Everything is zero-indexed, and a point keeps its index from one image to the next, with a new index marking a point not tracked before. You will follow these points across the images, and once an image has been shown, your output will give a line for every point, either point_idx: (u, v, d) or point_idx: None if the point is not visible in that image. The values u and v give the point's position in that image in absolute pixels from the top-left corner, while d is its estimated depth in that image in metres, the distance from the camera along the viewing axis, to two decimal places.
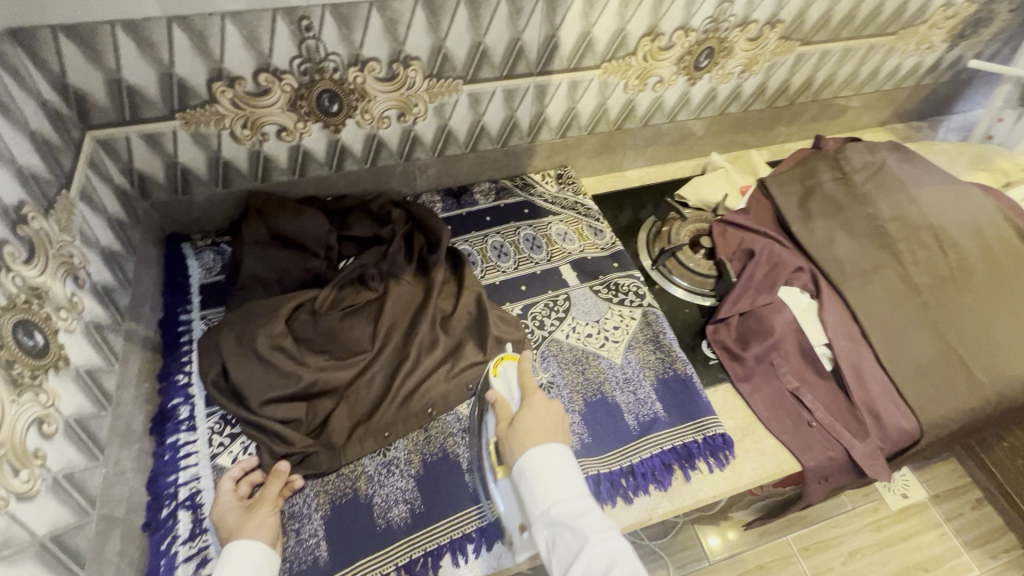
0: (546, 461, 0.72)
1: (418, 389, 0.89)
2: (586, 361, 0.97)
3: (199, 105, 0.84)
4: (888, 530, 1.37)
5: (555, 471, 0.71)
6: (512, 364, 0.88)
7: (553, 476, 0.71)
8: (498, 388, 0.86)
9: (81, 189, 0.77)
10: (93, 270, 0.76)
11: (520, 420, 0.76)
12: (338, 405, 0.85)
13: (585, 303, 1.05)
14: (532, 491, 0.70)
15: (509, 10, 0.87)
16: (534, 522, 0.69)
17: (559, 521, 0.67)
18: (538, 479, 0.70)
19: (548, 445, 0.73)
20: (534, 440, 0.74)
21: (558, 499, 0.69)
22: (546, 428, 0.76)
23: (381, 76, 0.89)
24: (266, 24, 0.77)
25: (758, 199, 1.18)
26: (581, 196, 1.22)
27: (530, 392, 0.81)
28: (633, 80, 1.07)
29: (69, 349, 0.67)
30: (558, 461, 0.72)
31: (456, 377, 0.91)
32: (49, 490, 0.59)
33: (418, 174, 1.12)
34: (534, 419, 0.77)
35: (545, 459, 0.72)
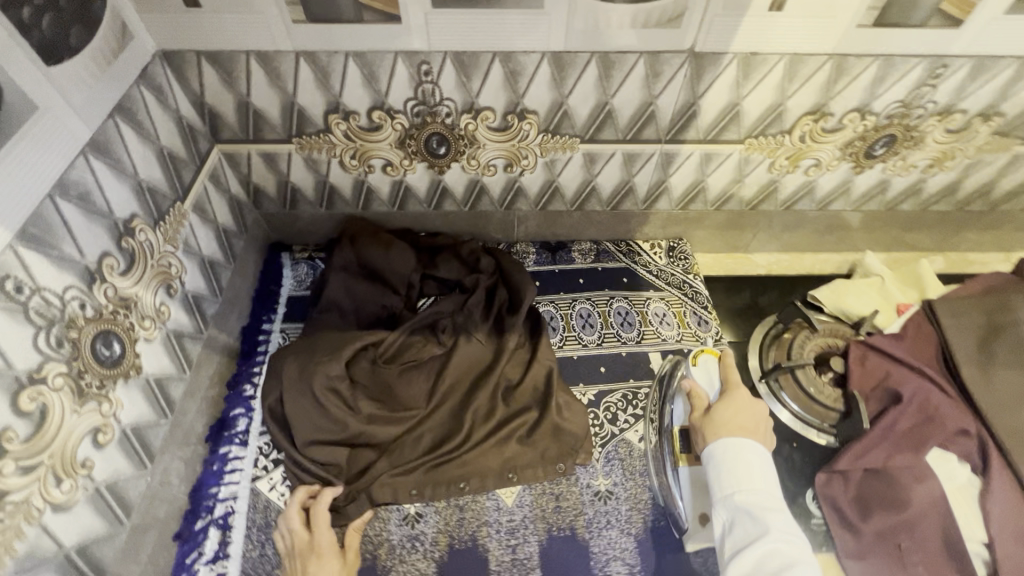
0: (741, 450, 0.69)
1: (461, 461, 0.82)
2: (701, 374, 0.87)
3: (314, 133, 0.84)
4: None
5: (748, 464, 0.68)
6: (710, 357, 0.90)
7: (745, 460, 0.68)
8: (697, 378, 0.87)
9: (196, 200, 0.81)
10: (188, 279, 0.79)
11: (715, 410, 0.75)
12: (378, 461, 0.81)
13: (682, 402, 0.88)
14: (718, 475, 0.69)
15: (646, 73, 0.76)
16: (714, 500, 0.68)
17: (745, 519, 0.64)
18: (731, 467, 0.68)
19: (744, 441, 0.70)
20: (729, 429, 0.72)
21: (748, 489, 0.66)
22: (743, 424, 0.72)
23: (494, 125, 0.84)
24: (386, 65, 0.75)
25: (920, 324, 0.94)
26: (691, 275, 1.07)
27: (732, 388, 0.78)
28: (781, 160, 0.91)
29: (144, 358, 0.70)
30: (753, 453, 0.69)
31: (504, 459, 0.83)
32: (87, 499, 0.60)
33: (517, 223, 1.05)
34: (732, 412, 0.74)
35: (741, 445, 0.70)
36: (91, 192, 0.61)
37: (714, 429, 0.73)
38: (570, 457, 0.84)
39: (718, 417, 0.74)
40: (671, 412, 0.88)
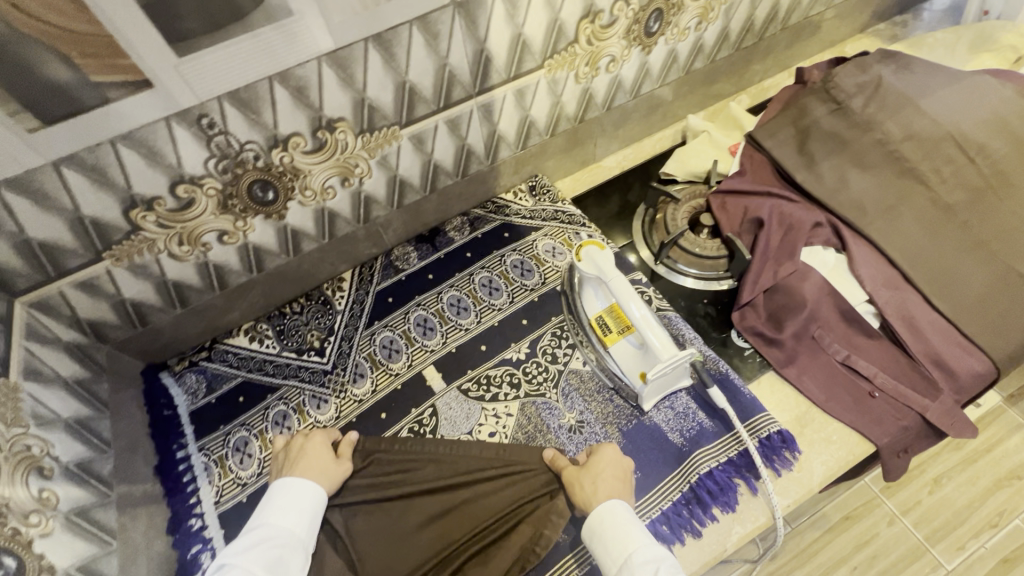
0: (615, 534, 0.71)
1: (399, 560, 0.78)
2: (588, 265, 0.87)
3: (124, 238, 0.76)
4: (977, 470, 1.47)
5: (626, 522, 0.72)
6: (595, 248, 0.88)
7: (621, 538, 0.70)
8: (586, 270, 0.87)
9: (24, 367, 0.70)
10: (60, 451, 0.69)
11: (596, 331, 0.89)
12: (437, 517, 0.80)
13: (593, 287, 0.91)
14: (627, 373, 0.85)
15: (425, 38, 0.76)
16: (641, 394, 0.83)
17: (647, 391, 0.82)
18: (631, 371, 0.84)
19: (620, 348, 0.86)
20: (612, 343, 0.87)
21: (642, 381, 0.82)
22: (609, 334, 0.88)
23: (308, 148, 0.80)
24: (162, 136, 0.68)
25: (752, 156, 1.07)
26: (560, 202, 1.12)
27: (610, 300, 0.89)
28: (583, 68, 0.96)
29: (51, 555, 0.61)
30: (619, 531, 0.71)
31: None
32: None
33: (383, 231, 1.03)
34: (601, 331, 0.89)
35: (609, 519, 0.72)
36: None
37: (605, 342, 0.88)
38: (529, 414, 0.88)
39: (599, 335, 0.89)
40: (593, 296, 0.91)
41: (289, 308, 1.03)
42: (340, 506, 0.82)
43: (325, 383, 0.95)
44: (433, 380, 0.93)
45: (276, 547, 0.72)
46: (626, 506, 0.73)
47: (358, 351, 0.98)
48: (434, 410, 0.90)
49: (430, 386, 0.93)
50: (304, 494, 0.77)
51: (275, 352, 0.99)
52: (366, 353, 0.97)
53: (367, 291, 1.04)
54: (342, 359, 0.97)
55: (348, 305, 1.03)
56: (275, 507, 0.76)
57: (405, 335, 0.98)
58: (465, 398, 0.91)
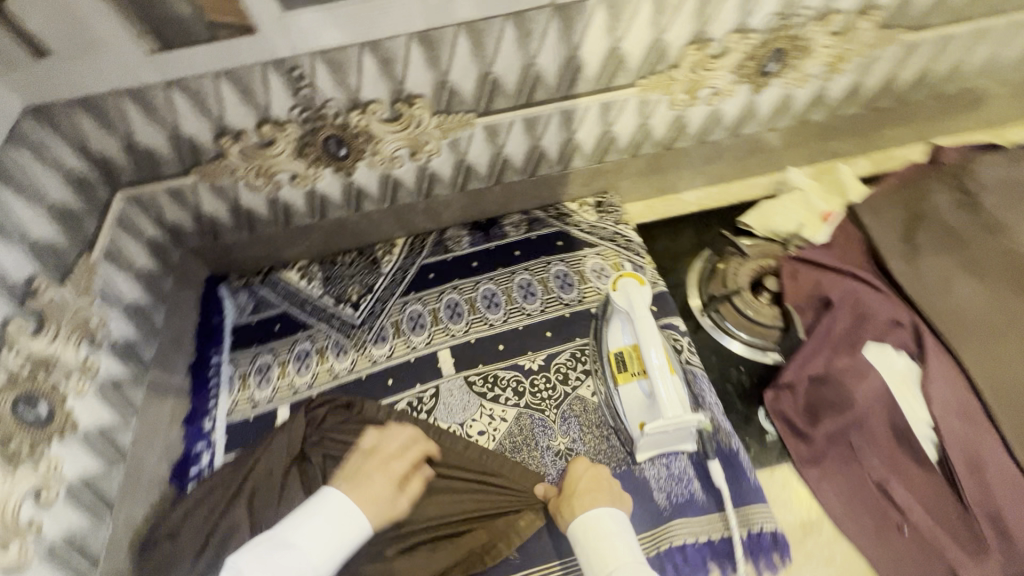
0: (593, 548, 0.67)
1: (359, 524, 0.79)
2: (621, 297, 0.83)
3: (211, 160, 0.84)
4: None
5: (609, 535, 0.67)
6: (633, 282, 0.84)
7: (603, 551, 0.66)
8: (618, 302, 0.83)
9: (106, 249, 0.81)
10: (113, 327, 0.80)
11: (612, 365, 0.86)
12: (401, 494, 0.81)
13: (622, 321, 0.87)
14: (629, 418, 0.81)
15: (517, 34, 0.76)
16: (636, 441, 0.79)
17: (644, 442, 0.77)
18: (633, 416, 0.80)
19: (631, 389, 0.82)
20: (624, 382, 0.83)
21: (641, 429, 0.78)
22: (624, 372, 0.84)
23: (385, 117, 0.83)
24: (258, 77, 0.74)
25: (845, 228, 0.95)
26: (623, 225, 1.08)
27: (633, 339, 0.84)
28: (680, 95, 0.91)
29: (79, 413, 0.71)
30: (597, 545, 0.67)
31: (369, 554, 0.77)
32: (41, 558, 0.61)
33: (442, 210, 1.06)
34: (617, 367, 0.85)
35: (585, 531, 0.68)
36: None
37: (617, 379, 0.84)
38: (522, 424, 0.87)
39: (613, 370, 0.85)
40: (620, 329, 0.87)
41: (341, 258, 1.10)
42: (323, 453, 0.84)
43: (349, 336, 1.00)
44: (444, 364, 0.95)
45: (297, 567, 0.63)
46: (610, 516, 0.69)
47: (387, 316, 1.02)
48: (436, 392, 0.92)
49: (439, 368, 0.95)
50: (353, 518, 0.69)
51: (318, 295, 1.06)
52: (393, 319, 1.01)
53: (413, 262, 1.08)
54: (371, 319, 1.02)
55: (392, 270, 1.08)
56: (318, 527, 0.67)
57: (433, 314, 1.01)
58: (468, 389, 0.92)
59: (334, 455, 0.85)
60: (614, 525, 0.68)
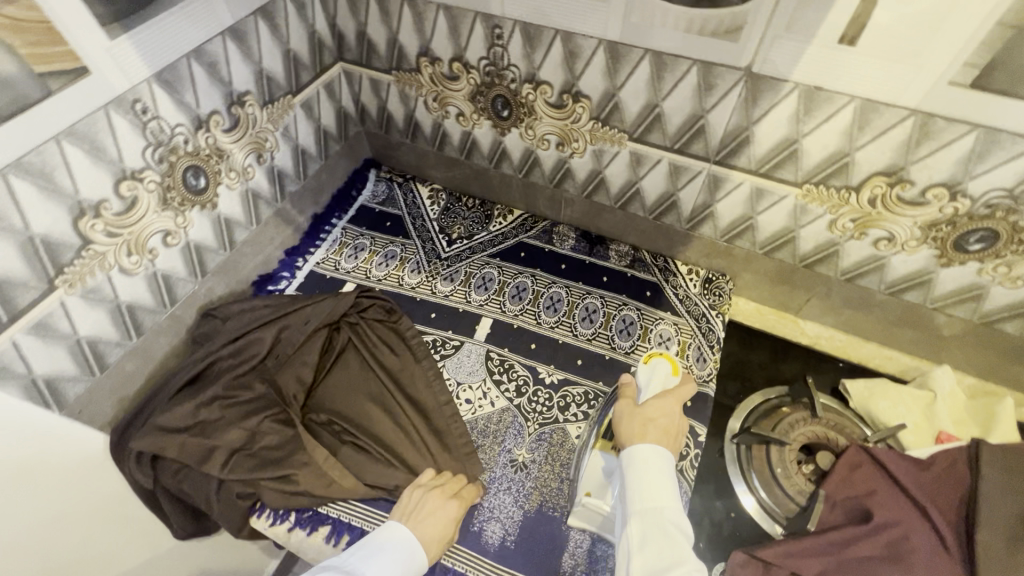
0: (647, 473, 0.61)
1: (336, 404, 0.92)
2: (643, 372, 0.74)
3: (408, 71, 0.99)
4: None
5: (662, 475, 0.60)
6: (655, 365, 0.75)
7: (654, 488, 0.59)
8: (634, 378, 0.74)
9: (307, 99, 1.01)
10: (278, 156, 1.00)
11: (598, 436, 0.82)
12: (377, 403, 0.92)
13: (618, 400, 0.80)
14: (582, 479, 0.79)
15: (698, 82, 0.74)
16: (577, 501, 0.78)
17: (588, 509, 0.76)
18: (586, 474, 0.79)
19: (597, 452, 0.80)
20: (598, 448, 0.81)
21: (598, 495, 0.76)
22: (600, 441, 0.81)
23: (550, 101, 0.89)
24: (467, 22, 0.84)
25: (956, 462, 0.76)
26: (717, 313, 1.01)
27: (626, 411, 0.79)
28: (845, 220, 0.81)
29: (222, 200, 0.92)
30: (655, 470, 0.61)
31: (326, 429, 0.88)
32: (146, 276, 0.84)
33: (564, 206, 1.10)
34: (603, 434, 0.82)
35: (642, 458, 0.62)
36: (219, 64, 0.81)
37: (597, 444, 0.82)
38: (504, 419, 0.92)
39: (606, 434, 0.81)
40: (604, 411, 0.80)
41: (466, 199, 1.21)
42: (350, 335, 0.98)
43: (430, 262, 1.12)
44: (481, 329, 1.02)
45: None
46: (666, 454, 0.62)
47: (467, 264, 1.11)
48: (459, 347, 1.00)
49: (475, 330, 1.02)
50: (410, 563, 0.69)
51: (430, 217, 1.19)
52: (470, 270, 1.10)
53: (516, 235, 1.15)
54: (454, 259, 1.12)
55: (496, 231, 1.16)
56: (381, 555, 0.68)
57: (501, 285, 1.07)
58: (484, 361, 0.98)
59: (355, 343, 0.98)
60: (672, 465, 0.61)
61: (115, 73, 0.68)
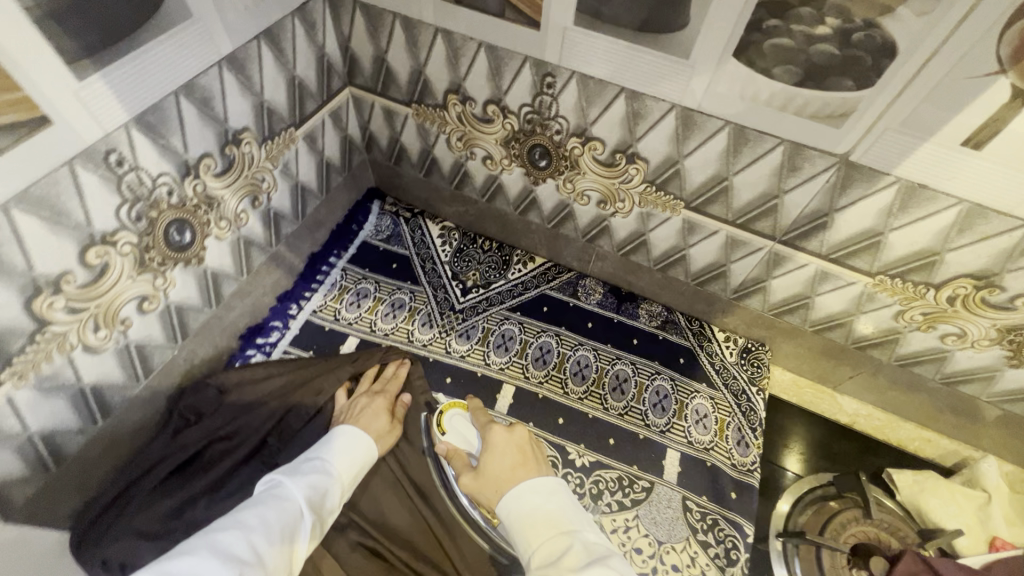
0: (531, 505, 0.56)
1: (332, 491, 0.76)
2: (453, 435, 0.76)
3: (431, 106, 0.86)
4: None
5: (542, 506, 0.56)
6: (455, 411, 0.78)
7: (547, 515, 0.55)
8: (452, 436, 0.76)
9: (310, 130, 0.87)
10: (276, 197, 0.86)
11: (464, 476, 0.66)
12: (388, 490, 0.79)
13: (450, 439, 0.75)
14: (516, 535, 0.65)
15: (781, 163, 0.66)
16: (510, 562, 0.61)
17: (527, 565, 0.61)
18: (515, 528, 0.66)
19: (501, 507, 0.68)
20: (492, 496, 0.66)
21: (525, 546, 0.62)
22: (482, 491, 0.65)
23: (600, 157, 0.78)
24: (513, 66, 0.73)
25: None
26: (756, 388, 0.94)
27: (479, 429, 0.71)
28: (914, 313, 0.75)
29: (210, 252, 0.78)
30: (538, 499, 0.57)
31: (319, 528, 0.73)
32: (115, 351, 0.69)
33: (594, 260, 1.00)
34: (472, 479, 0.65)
35: (522, 497, 0.57)
36: (213, 99, 0.67)
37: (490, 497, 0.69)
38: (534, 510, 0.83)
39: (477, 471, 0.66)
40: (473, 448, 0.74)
41: (481, 241, 1.10)
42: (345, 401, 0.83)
43: (443, 315, 1.00)
44: (502, 399, 0.92)
45: (323, 480, 0.67)
46: (544, 479, 0.59)
47: (484, 319, 1.00)
48: None
49: (497, 401, 0.92)
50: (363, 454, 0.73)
51: (442, 260, 1.07)
52: (487, 326, 1.00)
53: (537, 286, 1.05)
54: (470, 312, 1.01)
55: (515, 281, 1.06)
56: (337, 453, 0.71)
57: (522, 346, 0.98)
58: None
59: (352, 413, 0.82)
60: (549, 486, 0.58)
61: (83, 120, 0.53)
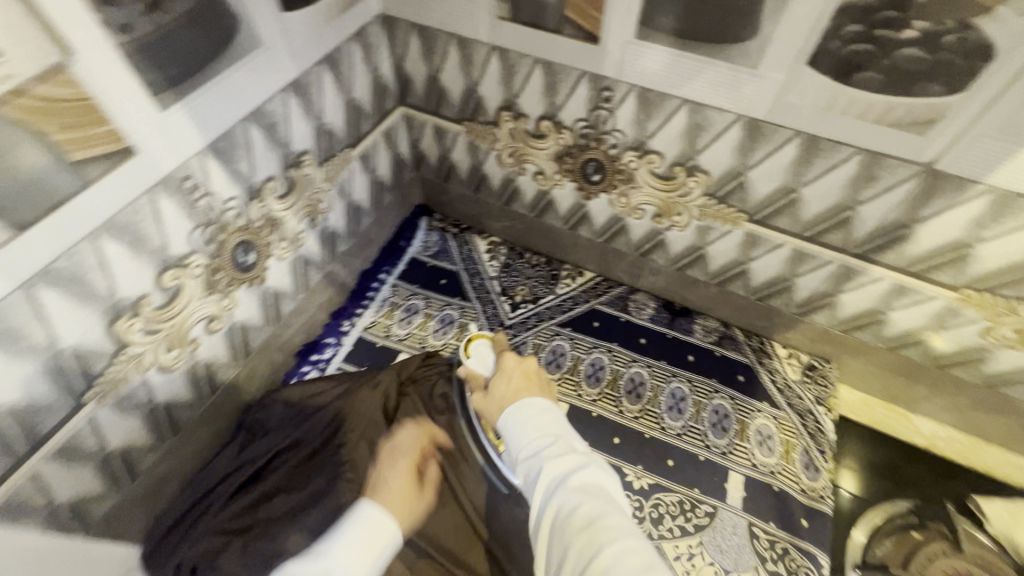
0: (523, 414, 0.60)
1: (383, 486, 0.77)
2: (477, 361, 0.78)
3: (483, 123, 0.86)
4: None
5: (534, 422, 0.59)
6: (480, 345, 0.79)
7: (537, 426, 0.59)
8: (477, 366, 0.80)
9: (365, 150, 0.89)
10: (332, 217, 0.88)
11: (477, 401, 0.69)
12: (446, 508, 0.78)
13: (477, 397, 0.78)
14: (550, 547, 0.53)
15: (856, 173, 0.63)
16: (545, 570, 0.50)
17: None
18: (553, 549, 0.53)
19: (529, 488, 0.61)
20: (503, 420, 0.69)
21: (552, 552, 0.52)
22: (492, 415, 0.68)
23: (657, 171, 0.77)
24: (569, 81, 0.72)
25: None
26: (822, 407, 0.90)
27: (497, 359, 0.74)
28: (1006, 329, 0.70)
29: (271, 273, 0.79)
30: (537, 418, 0.59)
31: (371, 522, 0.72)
32: (185, 370, 0.71)
33: (646, 274, 0.98)
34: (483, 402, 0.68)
35: (518, 409, 0.61)
36: (279, 124, 0.69)
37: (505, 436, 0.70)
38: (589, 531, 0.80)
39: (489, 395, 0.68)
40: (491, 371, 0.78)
41: (529, 256, 1.09)
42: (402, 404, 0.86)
43: (492, 331, 1.00)
44: None
45: None
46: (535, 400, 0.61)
47: (534, 335, 0.99)
48: None
49: None
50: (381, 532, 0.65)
51: (490, 275, 1.07)
52: (538, 342, 0.98)
53: (587, 301, 1.03)
54: (520, 328, 1.00)
55: (565, 296, 1.04)
56: None
57: (574, 363, 0.96)
58: None
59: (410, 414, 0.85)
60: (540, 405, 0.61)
61: (164, 149, 0.56)
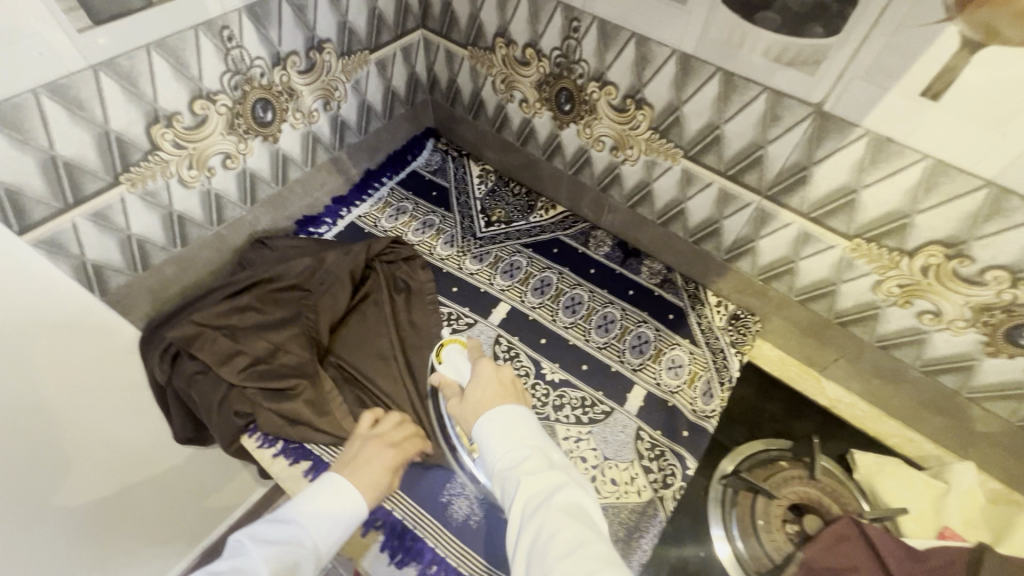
0: (499, 420, 0.65)
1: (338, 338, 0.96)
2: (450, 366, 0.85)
3: (483, 49, 1.01)
4: None
5: (511, 429, 0.64)
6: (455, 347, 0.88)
7: (512, 429, 0.64)
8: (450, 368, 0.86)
9: (383, 58, 1.05)
10: (345, 107, 1.04)
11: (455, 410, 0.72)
12: (383, 359, 0.95)
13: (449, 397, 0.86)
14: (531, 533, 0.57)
15: (764, 112, 0.72)
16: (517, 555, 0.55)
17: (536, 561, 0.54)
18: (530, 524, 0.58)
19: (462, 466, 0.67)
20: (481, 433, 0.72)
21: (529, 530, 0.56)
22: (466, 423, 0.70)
23: (614, 102, 0.88)
24: (548, 11, 0.85)
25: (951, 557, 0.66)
26: (736, 351, 0.98)
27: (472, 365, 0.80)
28: (892, 284, 0.77)
29: (284, 137, 0.97)
30: (518, 431, 0.63)
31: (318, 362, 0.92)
32: (200, 192, 0.89)
33: (607, 211, 1.09)
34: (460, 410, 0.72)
35: (494, 417, 0.65)
36: (307, 8, 0.85)
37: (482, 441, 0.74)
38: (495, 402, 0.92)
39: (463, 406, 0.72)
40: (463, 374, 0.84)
41: (513, 186, 1.22)
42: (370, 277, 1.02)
43: (464, 238, 1.14)
44: (497, 313, 1.03)
45: None
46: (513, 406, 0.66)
47: (498, 248, 1.12)
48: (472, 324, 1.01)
49: (491, 314, 1.03)
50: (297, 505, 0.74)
51: (475, 195, 1.21)
52: (500, 254, 1.11)
53: (553, 230, 1.15)
54: (488, 241, 1.13)
55: (535, 223, 1.16)
56: None
57: (526, 276, 1.08)
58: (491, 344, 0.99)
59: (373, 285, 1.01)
60: (515, 411, 0.66)
61: None
